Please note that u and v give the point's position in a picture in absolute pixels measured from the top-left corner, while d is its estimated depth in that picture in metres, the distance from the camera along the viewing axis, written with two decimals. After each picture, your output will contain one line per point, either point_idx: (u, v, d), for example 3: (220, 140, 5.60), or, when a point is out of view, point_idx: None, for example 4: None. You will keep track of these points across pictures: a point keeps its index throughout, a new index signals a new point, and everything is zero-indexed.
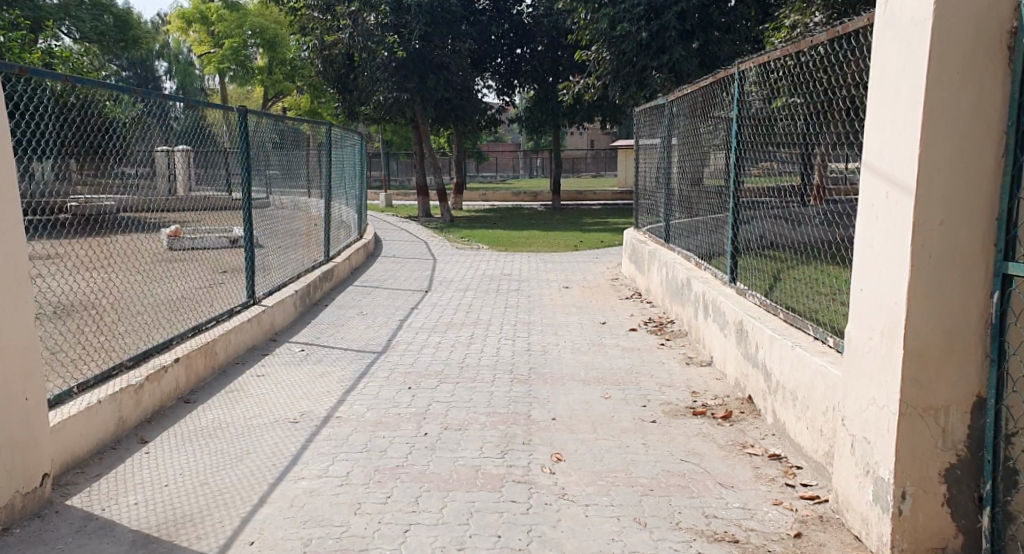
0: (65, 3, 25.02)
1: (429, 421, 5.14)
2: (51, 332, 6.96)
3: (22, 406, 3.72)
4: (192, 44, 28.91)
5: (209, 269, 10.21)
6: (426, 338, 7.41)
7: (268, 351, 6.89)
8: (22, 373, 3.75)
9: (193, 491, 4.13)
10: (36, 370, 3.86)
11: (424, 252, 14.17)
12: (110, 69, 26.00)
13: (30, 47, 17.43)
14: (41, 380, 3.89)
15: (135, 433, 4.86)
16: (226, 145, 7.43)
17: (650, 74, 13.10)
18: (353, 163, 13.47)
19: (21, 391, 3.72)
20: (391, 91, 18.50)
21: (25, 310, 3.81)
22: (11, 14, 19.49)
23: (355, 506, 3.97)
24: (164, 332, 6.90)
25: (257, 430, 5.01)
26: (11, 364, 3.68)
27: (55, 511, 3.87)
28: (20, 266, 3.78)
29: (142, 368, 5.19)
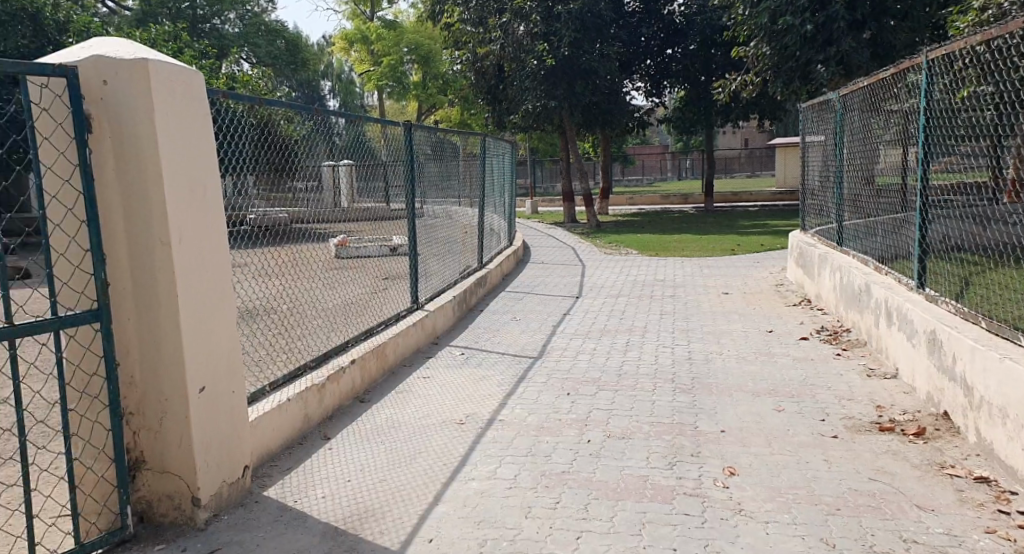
0: (246, 31, 27.00)
1: (591, 429, 5.09)
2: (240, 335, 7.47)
3: (230, 399, 4.01)
4: (353, 62, 30.31)
5: (372, 276, 10.66)
6: (582, 345, 7.37)
7: (432, 355, 7.07)
8: (229, 371, 4.01)
9: (373, 488, 4.26)
10: (238, 365, 4.10)
11: (574, 258, 14.18)
12: (283, 91, 27.76)
13: (214, 74, 19.01)
14: (242, 378, 4.13)
15: (318, 429, 5.10)
16: (384, 158, 7.68)
17: (816, 68, 12.48)
18: (502, 171, 13.64)
19: (229, 388, 4.01)
20: (540, 99, 18.73)
21: (232, 315, 4.08)
22: (200, 45, 21.30)
23: (525, 510, 3.97)
24: (338, 335, 7.24)
25: (427, 430, 5.12)
26: (221, 363, 3.96)
27: (255, 500, 4.11)
28: (225, 274, 4.03)
29: (322, 369, 5.44)
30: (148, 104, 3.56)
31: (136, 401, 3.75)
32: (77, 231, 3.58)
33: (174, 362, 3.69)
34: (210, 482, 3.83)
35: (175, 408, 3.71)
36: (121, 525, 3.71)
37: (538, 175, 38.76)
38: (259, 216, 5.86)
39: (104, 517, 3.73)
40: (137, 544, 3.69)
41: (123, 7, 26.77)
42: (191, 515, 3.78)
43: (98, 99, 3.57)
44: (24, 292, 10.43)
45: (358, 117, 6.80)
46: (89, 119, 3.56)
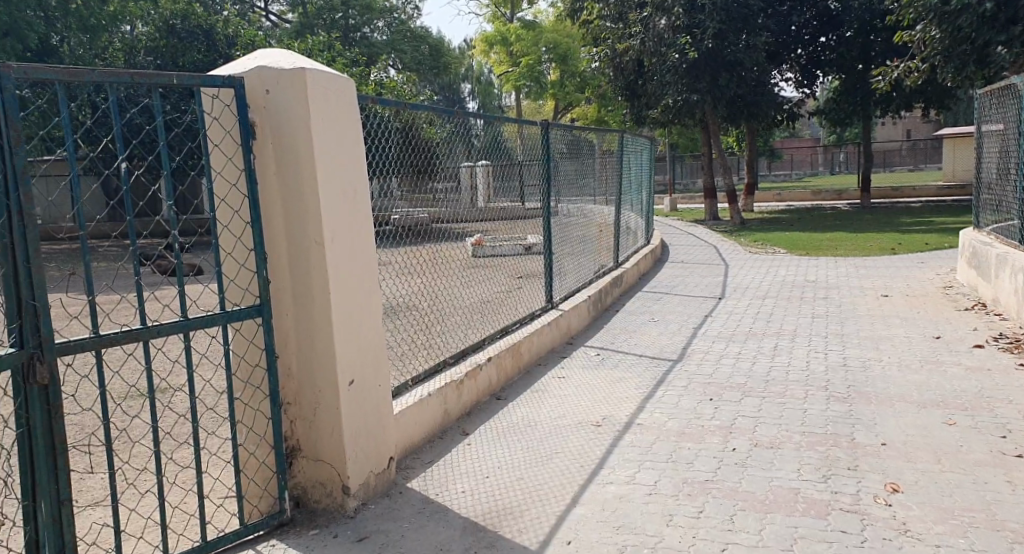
0: (391, 38, 27.97)
1: (737, 437, 4.82)
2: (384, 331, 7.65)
3: (377, 392, 4.05)
4: (492, 64, 30.74)
5: (507, 275, 10.71)
6: (726, 348, 7.05)
7: (568, 354, 6.96)
8: (376, 365, 4.05)
9: (511, 486, 4.20)
10: (385, 359, 4.14)
11: (716, 258, 13.71)
12: (425, 94, 28.54)
13: (364, 80, 19.78)
14: (388, 371, 4.16)
15: (457, 425, 5.10)
16: (520, 158, 7.62)
17: (995, 50, 11.55)
18: (640, 168, 13.37)
19: (377, 381, 4.05)
20: (681, 94, 18.28)
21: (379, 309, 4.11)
22: (350, 53, 22.22)
23: (667, 517, 3.79)
24: (476, 332, 7.27)
25: (563, 431, 5.02)
26: (369, 356, 4.00)
27: (399, 491, 4.13)
28: (373, 270, 4.07)
29: (461, 365, 5.44)
30: (305, 106, 3.63)
31: (294, 392, 3.85)
32: (242, 231, 3.74)
33: (327, 355, 3.75)
34: (359, 472, 3.88)
35: (328, 400, 3.78)
36: (280, 509, 3.79)
37: (677, 172, 37.96)
38: (401, 217, 5.95)
39: (265, 500, 3.85)
40: (292, 529, 3.74)
41: (283, 20, 28.43)
42: (342, 502, 3.84)
43: (262, 106, 3.68)
44: (191, 288, 11.17)
45: (495, 117, 6.74)
46: (254, 125, 3.69)
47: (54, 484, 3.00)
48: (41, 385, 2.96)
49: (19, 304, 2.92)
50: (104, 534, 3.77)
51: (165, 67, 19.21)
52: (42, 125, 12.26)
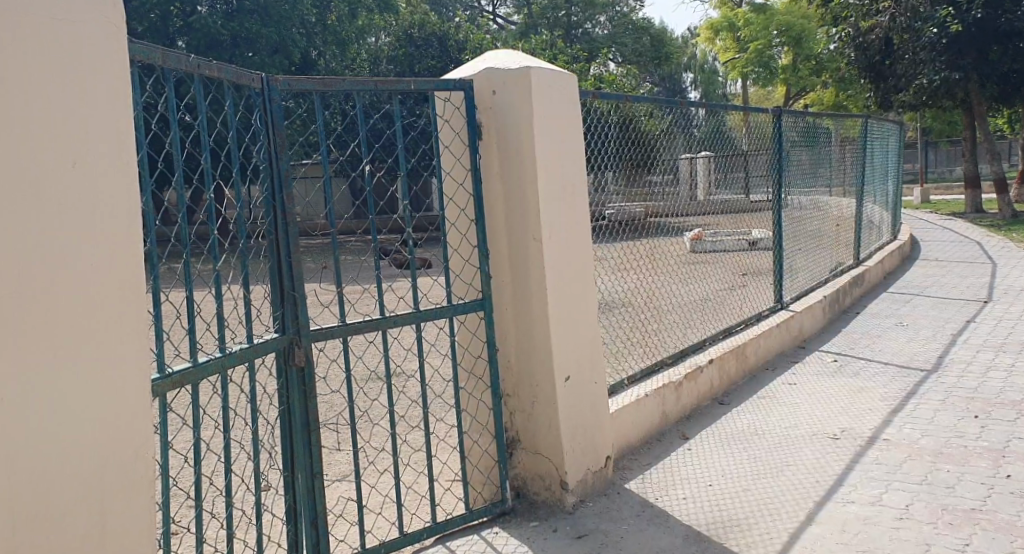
0: (614, 31, 27.98)
1: (1008, 462, 4.20)
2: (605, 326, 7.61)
3: (593, 389, 3.98)
4: (719, 52, 29.76)
5: (733, 273, 10.27)
6: (992, 359, 6.22)
7: (801, 359, 6.50)
8: (591, 362, 3.98)
9: (737, 496, 3.95)
10: (601, 356, 4.06)
11: (977, 255, 12.24)
12: (649, 87, 28.22)
13: (587, 76, 19.92)
14: (604, 369, 4.09)
15: (677, 428, 4.92)
16: (746, 148, 7.21)
17: None
18: (886, 155, 12.25)
19: (592, 378, 3.98)
20: (938, 72, 16.55)
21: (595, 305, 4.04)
22: (575, 50, 22.46)
23: (921, 547, 3.37)
24: (699, 331, 7.01)
25: (795, 442, 4.66)
26: (585, 352, 3.94)
27: (617, 492, 4.02)
28: (589, 266, 4.00)
29: (680, 366, 5.24)
30: (528, 101, 3.64)
31: (513, 384, 3.87)
32: (468, 228, 3.84)
33: (544, 348, 3.72)
34: (576, 468, 3.82)
35: (545, 393, 3.75)
36: (502, 497, 3.83)
37: (928, 159, 34.57)
38: (621, 213, 5.83)
39: (489, 488, 3.92)
40: (515, 518, 3.74)
41: (510, 22, 29.42)
42: (560, 497, 3.78)
43: (488, 108, 3.76)
44: (424, 281, 11.81)
45: (719, 106, 6.41)
46: (482, 127, 3.78)
47: (309, 458, 3.23)
48: (299, 366, 3.20)
49: (282, 293, 3.17)
50: (351, 505, 3.99)
51: (403, 74, 20.55)
52: (301, 132, 13.59)
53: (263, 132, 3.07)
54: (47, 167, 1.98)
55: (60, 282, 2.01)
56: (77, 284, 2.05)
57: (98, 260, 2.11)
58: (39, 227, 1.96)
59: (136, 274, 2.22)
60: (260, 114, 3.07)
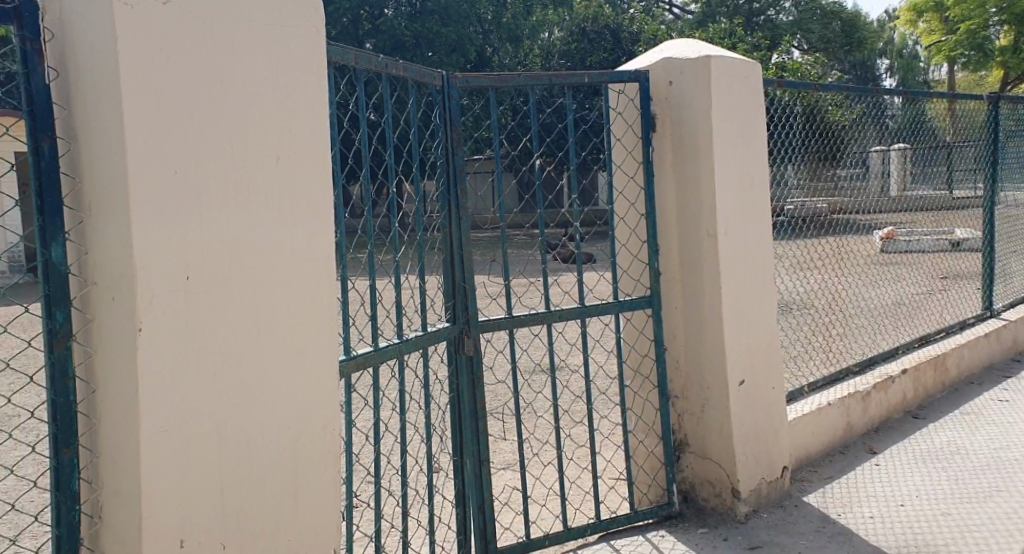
0: (798, 17, 26.67)
1: None
2: (786, 328, 7.27)
3: (769, 394, 3.80)
4: (916, 36, 27.63)
5: (931, 277, 9.52)
6: None
7: (1011, 374, 5.90)
8: (767, 366, 3.79)
9: (935, 520, 3.63)
10: (778, 361, 3.86)
11: None
12: (835, 75, 26.66)
13: (769, 64, 19.08)
14: (781, 374, 3.88)
15: (863, 441, 4.60)
16: (949, 140, 6.62)
17: None
18: None
19: (768, 384, 3.80)
20: None
21: (773, 307, 3.83)
22: (756, 38, 21.59)
23: None
24: (892, 338, 6.54)
25: (1004, 465, 4.22)
26: (761, 356, 3.76)
27: (794, 504, 3.82)
28: (769, 265, 3.81)
29: (869, 375, 4.90)
30: (706, 95, 3.51)
31: (681, 384, 3.74)
32: (638, 223, 3.75)
33: (717, 350, 3.58)
34: (749, 476, 3.65)
35: (717, 397, 3.61)
36: (669, 500, 3.73)
37: None
38: (807, 208, 5.51)
39: (654, 490, 3.82)
40: (682, 523, 3.64)
41: (685, 12, 28.79)
42: (731, 505, 3.63)
43: (665, 99, 3.65)
44: (592, 275, 11.79)
45: (920, 96, 5.91)
46: (655, 119, 3.66)
47: (476, 445, 3.26)
48: (468, 355, 3.25)
49: (453, 284, 3.23)
50: (516, 495, 4.03)
51: (575, 68, 20.62)
52: (477, 126, 13.93)
53: (440, 128, 3.15)
54: (255, 163, 2.11)
55: (264, 271, 2.13)
56: (278, 273, 2.17)
57: (293, 250, 2.21)
58: (247, 220, 2.09)
59: (328, 265, 2.33)
60: (438, 110, 3.15)
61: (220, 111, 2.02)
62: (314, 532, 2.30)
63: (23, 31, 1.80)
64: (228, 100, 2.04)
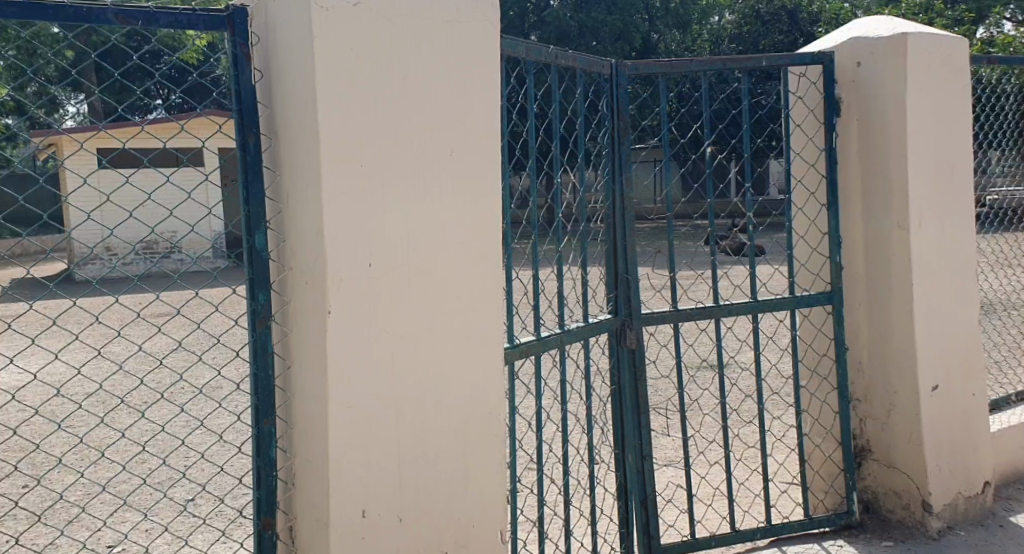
0: None
1: None
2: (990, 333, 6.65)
3: (968, 400, 3.47)
4: None
5: None
6: None
7: None
8: (965, 371, 3.47)
9: None
10: (978, 364, 3.52)
11: None
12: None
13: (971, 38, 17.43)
14: (982, 379, 3.54)
15: None
16: None
17: None
18: None
19: (966, 389, 3.47)
20: None
21: (974, 306, 3.50)
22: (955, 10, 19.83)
23: None
24: None
25: None
26: (959, 359, 3.45)
27: (998, 524, 3.46)
28: (970, 259, 3.48)
29: None
30: (899, 76, 3.24)
31: (864, 388, 3.50)
32: (817, 214, 3.53)
33: (907, 351, 3.31)
34: (943, 488, 3.36)
35: (906, 401, 3.34)
36: (848, 508, 3.49)
37: None
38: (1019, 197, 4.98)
39: (831, 497, 3.60)
40: (863, 534, 3.40)
41: None
42: (921, 519, 3.36)
43: (851, 82, 3.40)
44: (765, 268, 11.30)
45: None
46: (840, 103, 3.43)
47: (637, 438, 3.15)
48: (630, 349, 3.13)
49: (615, 275, 3.13)
50: (680, 493, 3.93)
51: (749, 50, 19.69)
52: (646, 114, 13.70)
53: (607, 117, 3.07)
54: (429, 156, 2.09)
55: (436, 262, 2.12)
56: (446, 263, 2.14)
57: (467, 243, 2.17)
58: (423, 211, 2.09)
59: (496, 256, 2.24)
60: (606, 100, 3.06)
61: (396, 104, 2.03)
62: (478, 525, 2.23)
63: (234, 37, 1.97)
64: (406, 94, 2.04)
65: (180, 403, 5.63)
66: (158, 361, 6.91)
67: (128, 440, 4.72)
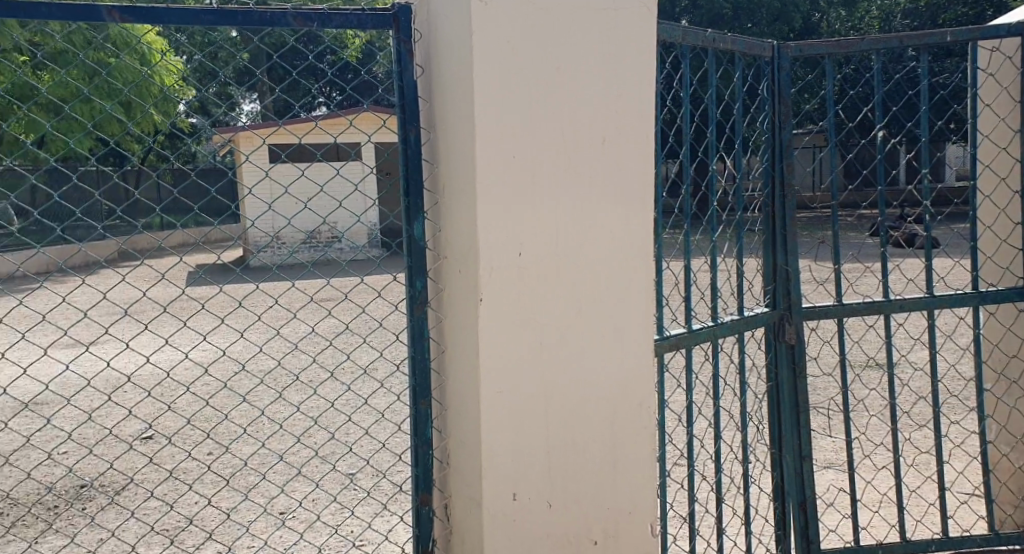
0: None
1: None
2: None
3: None
4: None
5: None
6: None
7: None
8: None
9: None
10: None
11: None
12: None
13: None
14: None
15: None
16: None
17: None
18: None
19: None
20: None
21: None
22: None
23: None
24: None
25: None
26: None
27: None
28: None
29: None
30: None
31: None
32: (1007, 203, 3.21)
33: None
34: None
35: None
36: None
37: None
38: None
39: (1020, 512, 3.28)
40: None
41: None
42: None
43: None
44: (943, 262, 10.49)
45: None
46: None
47: (797, 439, 2.92)
48: (789, 344, 2.90)
49: (774, 267, 2.91)
50: (843, 497, 3.72)
51: (925, 25, 18.29)
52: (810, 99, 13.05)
53: (767, 101, 2.84)
54: (580, 144, 2.05)
55: (585, 251, 2.08)
56: (596, 252, 2.09)
57: (616, 232, 2.11)
58: (572, 199, 2.05)
59: (648, 245, 2.15)
60: (766, 82, 2.83)
61: (550, 93, 2.00)
62: (627, 520, 2.18)
63: (398, 34, 2.01)
64: (561, 82, 2.01)
65: (345, 381, 5.94)
66: (327, 342, 7.34)
67: (300, 414, 5.02)
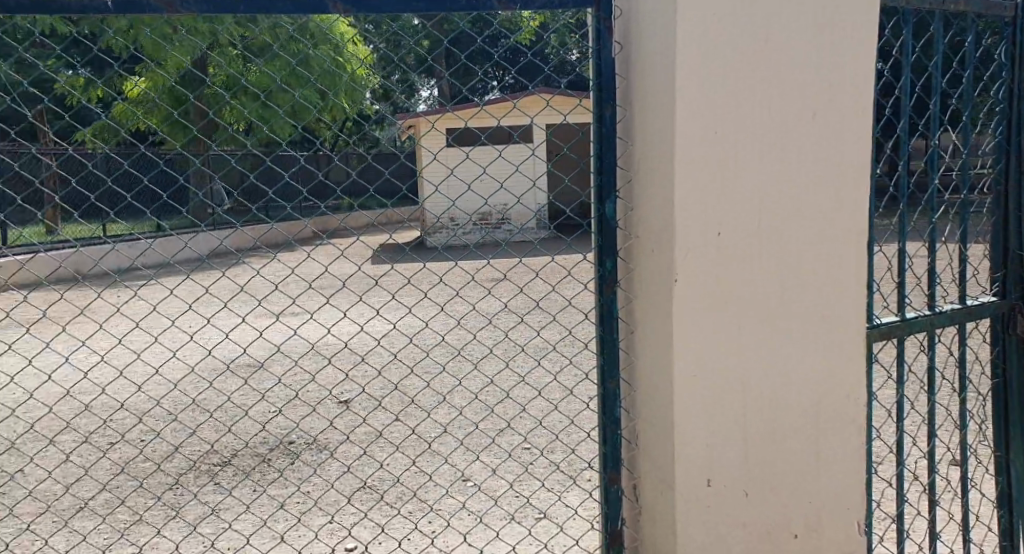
0: None
1: None
2: None
3: None
4: None
5: None
6: None
7: None
8: None
9: None
10: None
11: None
12: None
13: None
14: None
15: None
16: None
17: None
18: None
19: None
20: None
21: None
22: None
23: None
24: None
25: None
26: None
27: None
28: None
29: None
30: None
31: None
32: None
33: None
34: None
35: None
36: None
37: None
38: None
39: None
40: None
41: None
42: None
43: None
44: None
45: None
46: None
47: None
48: (1020, 339, 2.58)
49: (1005, 253, 2.60)
50: None
51: None
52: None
53: (1006, 66, 2.52)
54: (787, 120, 1.94)
55: (791, 233, 1.97)
56: (802, 235, 1.98)
57: (827, 213, 1.99)
58: (778, 178, 1.96)
59: (861, 227, 2.01)
60: (1006, 46, 2.51)
61: (756, 67, 1.91)
62: (832, 516, 2.07)
63: (599, 12, 2.00)
64: (768, 55, 1.92)
65: (537, 357, 6.07)
66: (519, 318, 7.52)
67: (496, 384, 5.18)
